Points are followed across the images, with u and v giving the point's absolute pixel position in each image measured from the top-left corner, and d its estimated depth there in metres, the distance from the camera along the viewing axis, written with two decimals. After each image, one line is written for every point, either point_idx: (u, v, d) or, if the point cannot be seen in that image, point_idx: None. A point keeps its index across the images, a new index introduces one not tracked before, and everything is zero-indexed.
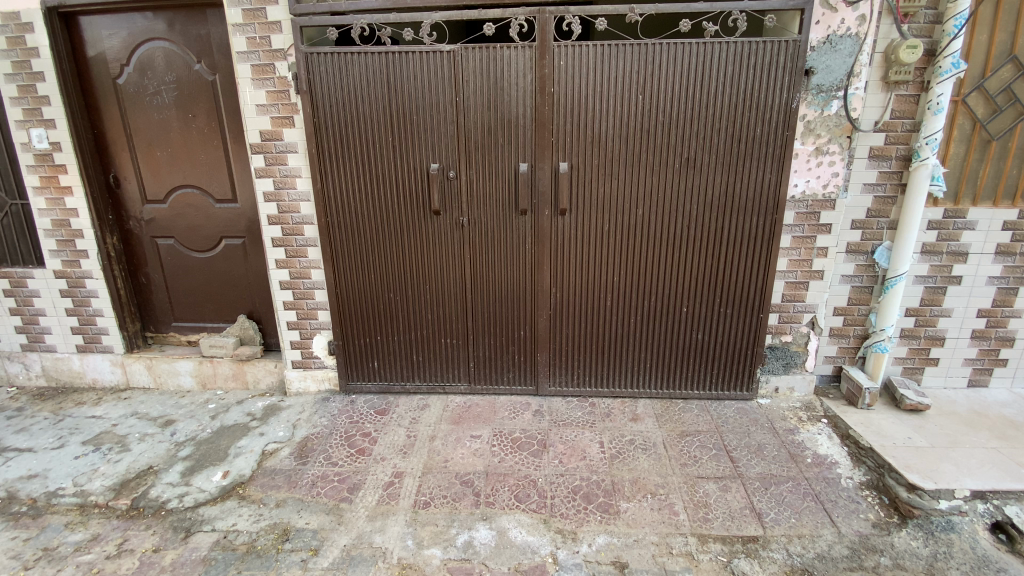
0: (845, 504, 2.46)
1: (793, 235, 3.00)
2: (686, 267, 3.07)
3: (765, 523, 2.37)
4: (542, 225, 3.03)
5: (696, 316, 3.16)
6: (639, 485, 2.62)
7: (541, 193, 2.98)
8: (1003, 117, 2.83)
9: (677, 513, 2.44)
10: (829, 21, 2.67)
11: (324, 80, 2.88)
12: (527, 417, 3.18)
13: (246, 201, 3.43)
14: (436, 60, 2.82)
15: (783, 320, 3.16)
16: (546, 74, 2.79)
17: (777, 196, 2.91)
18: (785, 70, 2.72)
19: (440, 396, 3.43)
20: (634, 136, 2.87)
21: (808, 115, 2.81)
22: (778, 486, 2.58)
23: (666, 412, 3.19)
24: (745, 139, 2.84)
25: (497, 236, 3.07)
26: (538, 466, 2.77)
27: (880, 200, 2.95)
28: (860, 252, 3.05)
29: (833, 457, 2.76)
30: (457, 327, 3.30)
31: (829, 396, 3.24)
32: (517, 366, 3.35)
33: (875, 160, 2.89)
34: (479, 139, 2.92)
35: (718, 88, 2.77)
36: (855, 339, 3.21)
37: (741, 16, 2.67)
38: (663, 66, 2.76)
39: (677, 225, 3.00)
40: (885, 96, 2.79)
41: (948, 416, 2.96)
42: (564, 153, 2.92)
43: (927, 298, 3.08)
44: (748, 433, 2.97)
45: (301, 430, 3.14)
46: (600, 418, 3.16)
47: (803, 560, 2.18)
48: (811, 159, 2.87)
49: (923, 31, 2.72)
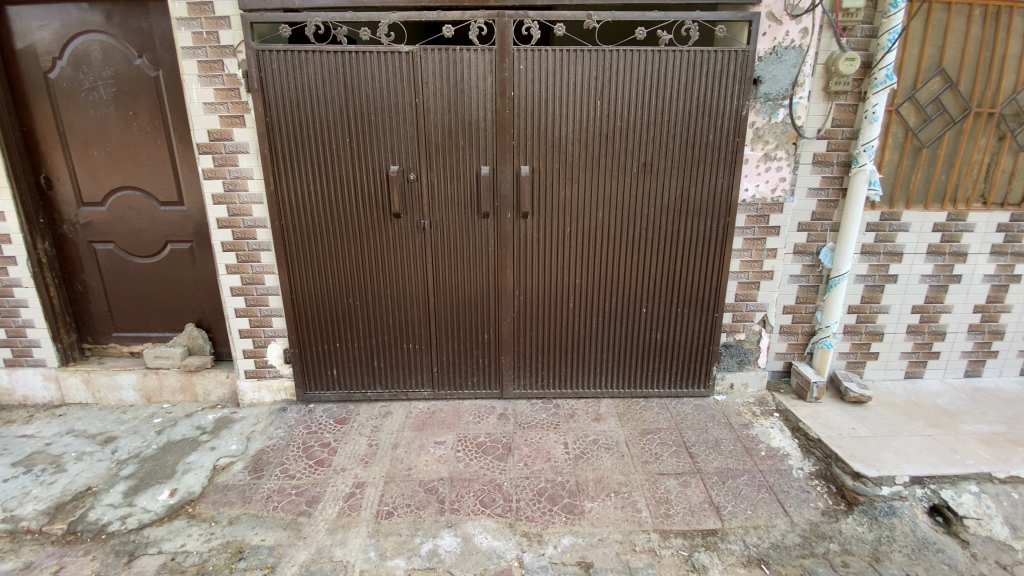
0: (797, 494, 2.57)
1: (745, 237, 3.12)
2: (646, 267, 3.13)
3: (723, 516, 2.44)
4: (505, 227, 3.03)
5: (656, 317, 3.23)
6: (603, 484, 2.65)
7: (502, 196, 2.97)
8: (933, 126, 3.04)
9: (639, 510, 2.48)
10: (775, 32, 2.80)
11: (277, 78, 2.79)
12: (492, 421, 3.16)
13: (193, 203, 3.26)
14: (394, 60, 2.77)
15: (736, 319, 3.28)
16: (505, 78, 2.79)
17: (729, 201, 3.02)
18: (735, 79, 2.83)
19: (403, 402, 3.37)
20: (594, 141, 2.91)
21: (757, 122, 2.93)
22: (735, 479, 2.67)
23: (628, 412, 3.25)
24: (700, 145, 2.93)
25: (460, 239, 3.05)
26: (503, 470, 2.76)
27: (823, 204, 3.11)
28: (807, 252, 3.20)
29: (785, 449, 2.88)
30: (419, 332, 3.24)
31: (780, 390, 3.38)
32: (481, 369, 3.32)
33: (818, 166, 3.04)
34: (440, 142, 2.89)
35: (673, 95, 2.85)
36: (804, 335, 3.36)
37: (693, 26, 2.76)
38: (620, 73, 2.82)
39: (636, 228, 3.06)
40: (827, 105, 2.94)
41: (888, 407, 3.15)
42: (526, 156, 2.93)
43: (868, 296, 3.26)
44: (706, 429, 3.06)
45: (255, 442, 3.01)
46: (565, 419, 3.18)
47: (759, 550, 2.27)
48: (761, 164, 3.00)
49: (860, 44, 2.88)
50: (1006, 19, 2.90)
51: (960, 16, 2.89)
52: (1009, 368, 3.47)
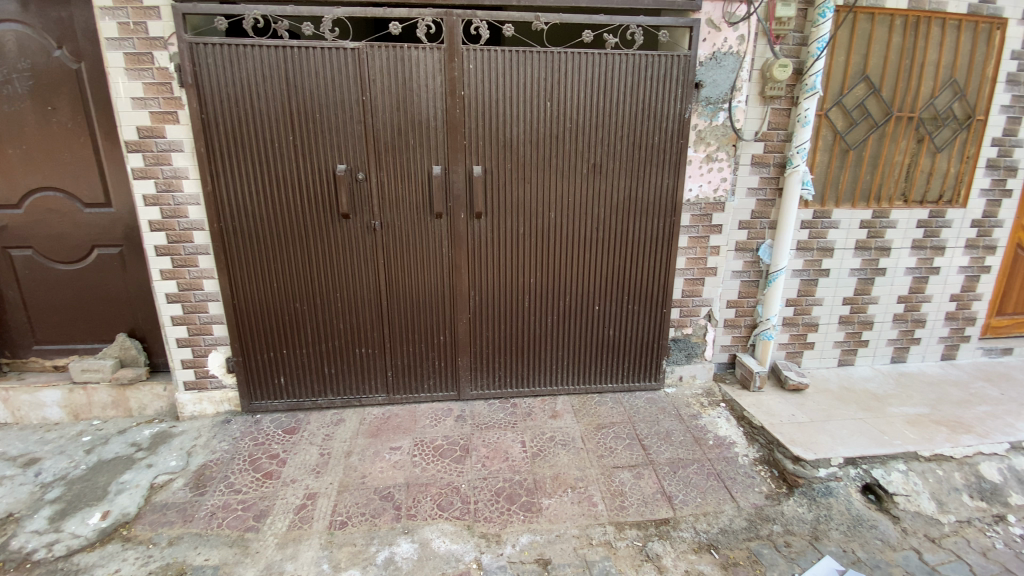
0: (743, 479, 2.69)
1: (690, 235, 3.23)
2: (598, 265, 3.19)
3: (675, 505, 2.52)
4: (458, 227, 3.00)
5: (608, 314, 3.30)
6: (560, 480, 2.68)
7: (455, 196, 2.95)
8: (858, 129, 3.26)
9: (595, 504, 2.52)
10: (714, 39, 2.93)
11: (213, 73, 2.65)
12: (449, 424, 3.12)
13: (122, 204, 3.06)
14: (340, 57, 2.70)
15: (684, 314, 3.39)
16: (455, 77, 2.78)
17: (675, 201, 3.13)
18: (679, 83, 2.93)
19: (356, 409, 3.28)
20: (545, 141, 2.94)
21: (699, 124, 3.05)
22: (686, 468, 2.76)
23: (583, 407, 3.30)
24: (647, 146, 3.02)
25: (413, 240, 3.00)
26: (460, 472, 2.73)
27: (761, 202, 3.27)
28: (747, 249, 3.35)
29: (731, 438, 3.00)
30: (372, 336, 3.16)
31: (726, 381, 3.53)
32: (438, 371, 3.28)
33: (756, 167, 3.20)
34: (389, 141, 2.83)
35: (620, 97, 2.92)
36: (746, 328, 3.52)
37: (638, 30, 2.84)
38: (568, 75, 2.86)
39: (588, 227, 3.12)
40: (763, 109, 3.10)
41: (823, 393, 3.34)
42: (477, 156, 2.92)
43: (803, 289, 3.46)
44: (657, 421, 3.16)
45: (197, 457, 2.85)
46: (522, 417, 3.19)
47: (709, 536, 2.36)
48: (703, 165, 3.12)
49: (792, 52, 3.05)
50: (924, 29, 3.11)
51: (882, 26, 3.09)
52: (930, 353, 3.76)
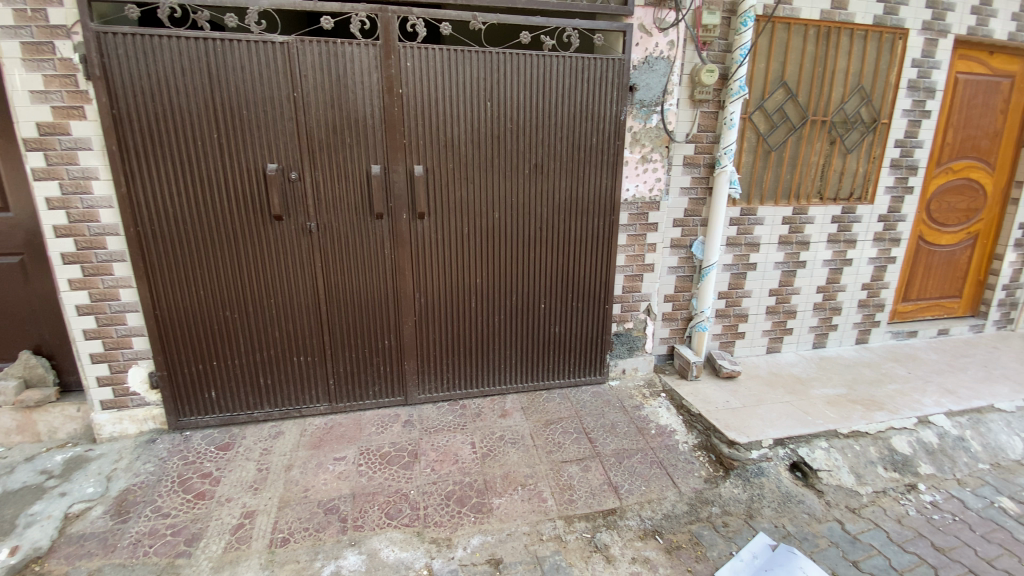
0: (683, 466, 2.81)
1: (629, 233, 3.34)
2: (542, 263, 3.23)
3: (621, 495, 2.60)
4: (400, 228, 2.94)
5: (554, 311, 3.34)
6: (510, 478, 2.68)
7: (396, 196, 2.89)
8: (778, 132, 3.49)
9: (545, 500, 2.55)
10: (646, 43, 3.04)
11: (125, 66, 2.46)
12: (396, 430, 3.06)
13: (23, 209, 2.77)
14: (268, 51, 2.58)
15: (625, 309, 3.50)
16: (392, 75, 2.72)
17: (613, 200, 3.22)
18: (614, 85, 3.02)
19: (296, 420, 3.14)
20: (486, 141, 2.94)
21: (634, 126, 3.16)
22: (630, 458, 2.85)
23: (532, 405, 3.33)
24: (585, 146, 3.09)
25: (352, 242, 2.91)
26: (409, 478, 2.68)
27: (694, 201, 3.43)
28: (682, 246, 3.51)
29: (671, 426, 3.13)
30: (312, 343, 3.04)
31: (665, 372, 3.67)
32: (383, 376, 3.20)
33: (688, 168, 3.35)
34: (324, 139, 2.74)
35: (559, 98, 2.97)
36: (683, 321, 3.68)
37: (574, 33, 2.90)
38: (507, 75, 2.87)
39: (531, 226, 3.15)
40: (692, 112, 3.25)
41: (754, 379, 3.55)
42: (417, 155, 2.87)
43: (733, 282, 3.66)
44: (603, 414, 3.24)
45: (118, 481, 2.62)
46: (471, 418, 3.17)
47: (653, 523, 2.45)
48: (639, 166, 3.23)
49: (718, 58, 3.22)
50: (834, 39, 3.37)
51: (797, 36, 3.33)
52: (847, 338, 4.08)
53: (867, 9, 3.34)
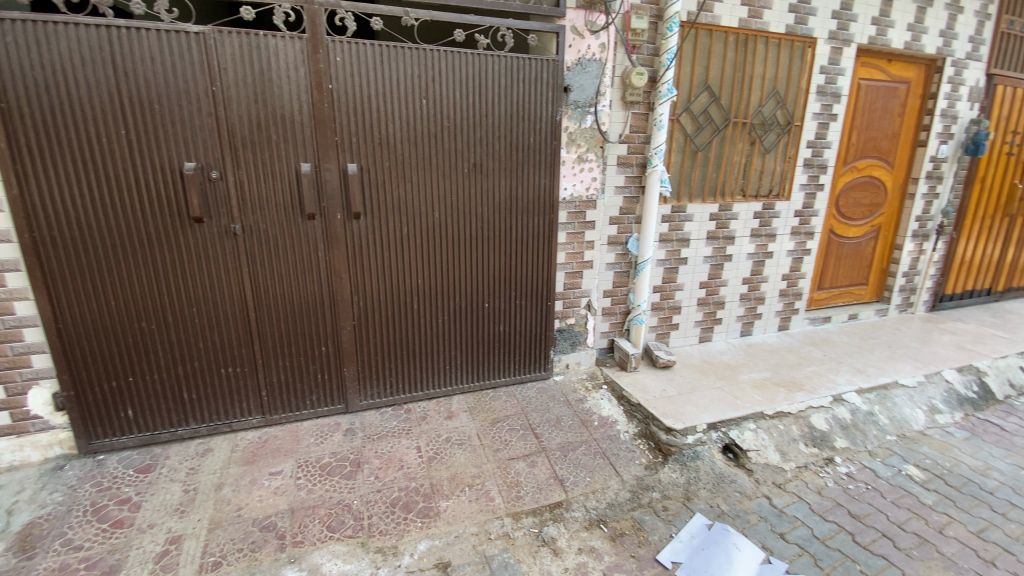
0: (625, 454, 2.91)
1: (568, 231, 3.40)
2: (483, 262, 3.23)
3: (567, 487, 2.64)
4: (334, 228, 2.84)
5: (497, 310, 3.35)
6: (457, 480, 2.66)
7: (329, 195, 2.78)
8: (704, 133, 3.68)
9: (492, 499, 2.55)
10: (578, 45, 3.10)
11: (13, 53, 2.21)
12: (337, 439, 2.95)
13: None
14: (183, 42, 2.41)
15: (567, 306, 3.57)
16: (320, 70, 2.62)
17: (552, 198, 3.27)
18: (549, 86, 3.07)
19: (227, 435, 2.95)
20: (423, 139, 2.90)
21: (570, 126, 3.22)
22: (575, 451, 2.90)
23: (478, 405, 3.31)
24: (523, 145, 3.11)
25: (283, 244, 2.78)
26: (352, 488, 2.59)
27: (628, 199, 3.55)
28: (618, 242, 3.62)
29: (613, 417, 3.22)
30: (242, 353, 2.87)
31: (607, 365, 3.77)
32: (321, 384, 3.07)
33: (622, 167, 3.46)
34: (249, 136, 2.59)
35: (495, 97, 2.98)
36: (621, 315, 3.80)
37: (508, 33, 2.91)
38: (442, 72, 2.84)
39: (471, 225, 3.13)
40: (624, 113, 3.36)
41: (688, 367, 3.73)
42: (351, 153, 2.78)
43: (667, 276, 3.83)
44: (548, 409, 3.28)
45: (19, 515, 2.36)
46: (416, 422, 3.12)
47: (598, 512, 2.52)
48: (576, 165, 3.30)
49: (647, 61, 3.35)
50: (752, 46, 3.59)
51: (718, 42, 3.52)
52: (770, 325, 4.38)
53: (780, 18, 3.59)
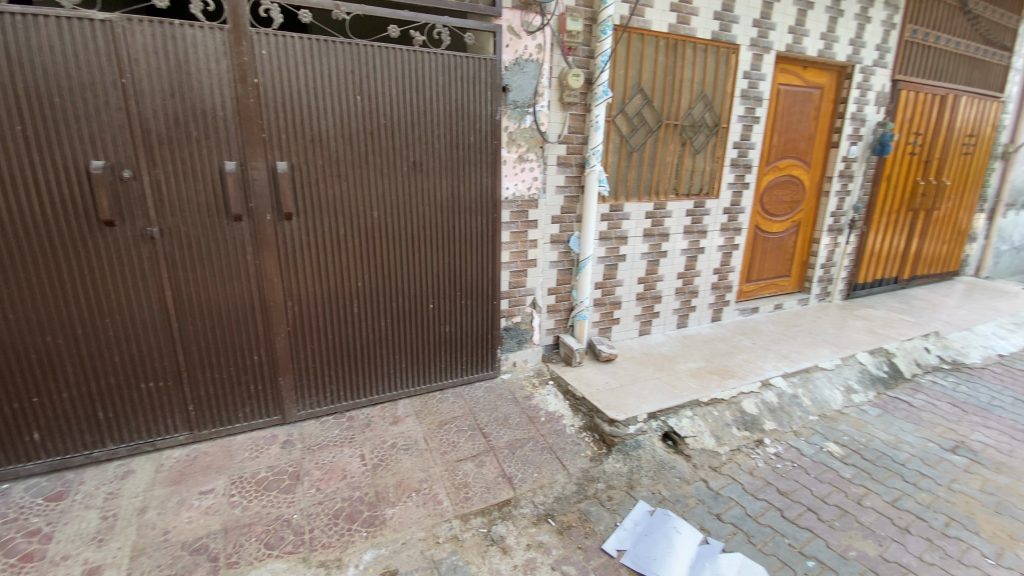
0: (571, 448, 2.96)
1: (511, 230, 3.42)
2: (425, 262, 3.17)
3: (515, 484, 2.65)
4: (264, 230, 2.70)
5: (440, 310, 3.31)
6: (404, 486, 2.60)
7: (257, 196, 2.65)
8: (638, 134, 3.81)
9: (440, 502, 2.51)
10: (515, 45, 3.12)
11: None
12: (274, 452, 2.80)
13: None
14: (87, 30, 2.21)
15: (512, 304, 3.58)
16: (244, 63, 2.49)
17: (494, 197, 3.27)
18: (487, 85, 3.07)
19: (151, 455, 2.74)
20: (357, 136, 2.81)
21: (510, 126, 3.24)
22: (523, 448, 2.92)
23: (424, 408, 3.26)
24: (462, 144, 3.09)
25: (208, 247, 2.61)
26: (291, 502, 2.47)
27: (568, 199, 3.62)
28: (561, 241, 3.68)
29: (559, 412, 3.27)
30: (164, 366, 2.67)
31: (553, 361, 3.82)
32: (255, 395, 2.92)
33: (562, 167, 3.52)
34: (165, 132, 2.42)
35: (432, 94, 2.94)
36: (566, 312, 3.86)
37: (444, 30, 2.89)
38: (376, 68, 2.77)
39: (411, 225, 3.07)
40: (563, 114, 3.41)
41: (630, 360, 3.85)
42: (280, 151, 2.66)
43: (608, 273, 3.93)
44: (496, 408, 3.28)
45: None
46: (360, 429, 3.02)
47: (545, 507, 2.55)
48: (517, 165, 3.32)
49: (583, 63, 3.42)
50: (681, 50, 3.75)
51: (650, 46, 3.65)
52: (704, 317, 4.60)
53: (706, 25, 3.77)
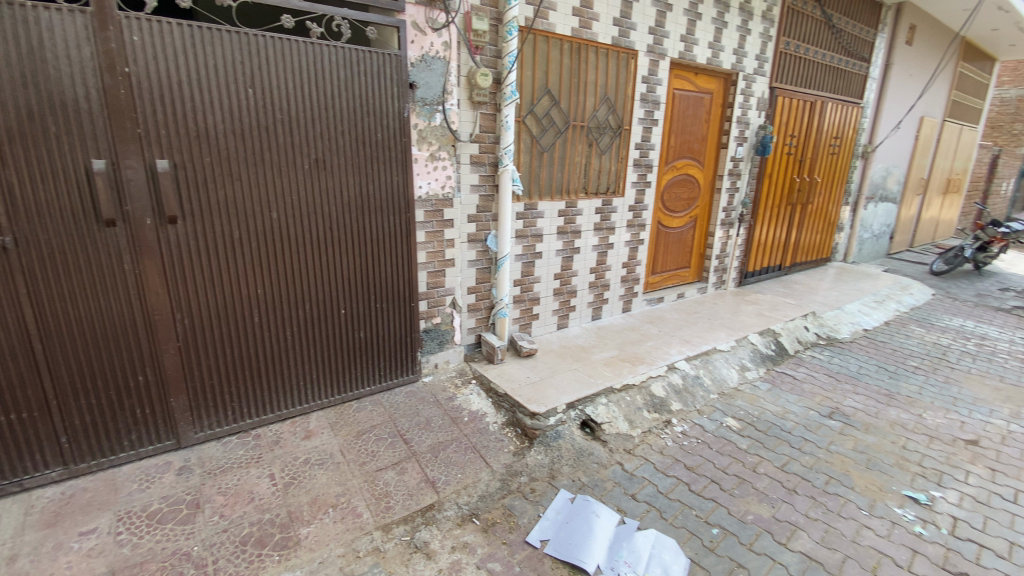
0: (493, 445, 2.98)
1: (426, 230, 3.36)
2: (333, 266, 3.03)
3: (438, 488, 2.61)
4: (144, 236, 2.43)
5: (353, 316, 3.17)
6: (319, 502, 2.47)
7: (133, 198, 2.37)
8: (548, 135, 3.91)
9: (360, 515, 2.41)
10: (421, 42, 3.07)
11: None
12: (169, 480, 2.54)
13: None
14: None
15: (431, 305, 3.52)
16: (111, 50, 2.22)
17: (405, 197, 3.20)
18: (393, 81, 2.99)
19: (14, 498, 2.36)
20: (250, 133, 2.62)
21: (419, 124, 3.17)
22: (445, 450, 2.89)
23: (340, 419, 3.11)
24: (369, 142, 2.99)
25: (75, 258, 2.30)
26: (191, 533, 2.25)
27: (484, 197, 3.62)
28: (477, 240, 3.68)
29: (482, 410, 3.27)
30: (26, 395, 2.31)
31: (475, 360, 3.82)
32: (143, 420, 2.62)
33: (475, 166, 3.52)
34: (14, 126, 2.09)
35: (333, 90, 2.81)
36: (486, 310, 3.87)
37: (344, 23, 2.77)
38: (269, 61, 2.60)
39: (315, 226, 2.92)
40: (473, 113, 3.41)
41: (550, 353, 3.95)
42: (160, 148, 2.40)
43: (525, 270, 4.00)
44: (417, 412, 3.21)
45: None
46: (268, 447, 2.82)
47: (470, 507, 2.54)
48: (429, 163, 3.27)
49: (490, 63, 3.43)
50: (584, 54, 3.90)
51: (555, 49, 3.75)
52: (617, 308, 4.83)
53: (606, 30, 3.95)
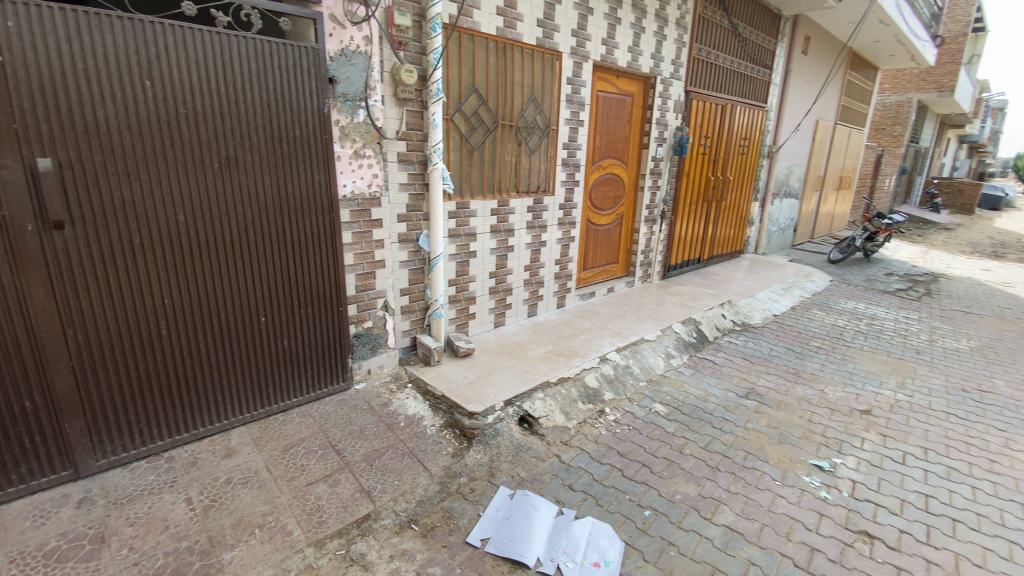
0: (431, 448, 2.94)
1: (353, 231, 3.24)
2: (251, 271, 2.85)
3: (374, 497, 2.54)
4: (25, 244, 2.15)
5: (275, 323, 3.00)
6: (244, 524, 2.31)
7: (9, 201, 2.09)
8: (477, 134, 3.90)
9: (290, 533, 2.29)
10: (340, 35, 2.95)
11: None
12: (66, 515, 2.27)
13: None
14: None
15: (361, 309, 3.40)
16: None
17: (329, 197, 3.07)
18: (311, 76, 2.86)
19: None
20: (150, 128, 2.40)
21: (341, 120, 3.05)
22: (381, 457, 2.81)
23: (265, 433, 2.93)
24: (286, 140, 2.83)
25: None
26: (93, 572, 2.03)
27: (413, 196, 3.55)
28: (409, 240, 3.60)
29: (419, 414, 3.21)
30: None
31: (411, 363, 3.74)
32: (32, 451, 2.32)
33: (403, 164, 3.43)
34: None
35: (244, 84, 2.64)
36: (420, 311, 3.79)
37: (253, 12, 2.61)
38: (169, 51, 2.39)
39: (229, 229, 2.73)
40: (399, 109, 3.32)
41: (486, 352, 3.95)
42: (41, 145, 2.14)
43: (459, 270, 3.97)
44: (350, 421, 3.10)
45: None
46: (184, 470, 2.60)
47: (408, 513, 2.49)
48: (353, 161, 3.15)
49: (415, 59, 3.35)
50: (509, 53, 3.93)
51: (480, 47, 3.75)
52: (551, 305, 4.93)
53: (530, 31, 4.01)
